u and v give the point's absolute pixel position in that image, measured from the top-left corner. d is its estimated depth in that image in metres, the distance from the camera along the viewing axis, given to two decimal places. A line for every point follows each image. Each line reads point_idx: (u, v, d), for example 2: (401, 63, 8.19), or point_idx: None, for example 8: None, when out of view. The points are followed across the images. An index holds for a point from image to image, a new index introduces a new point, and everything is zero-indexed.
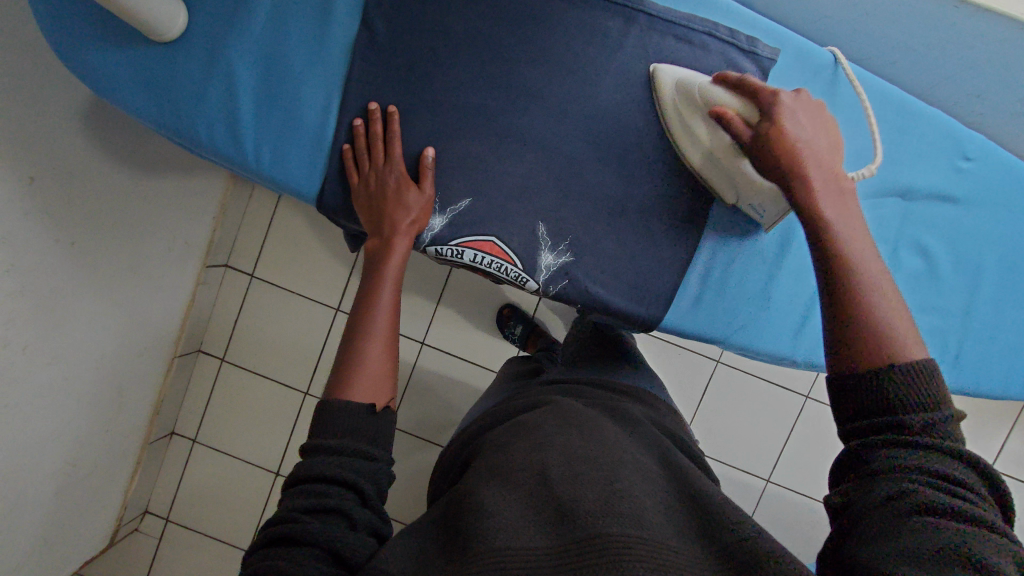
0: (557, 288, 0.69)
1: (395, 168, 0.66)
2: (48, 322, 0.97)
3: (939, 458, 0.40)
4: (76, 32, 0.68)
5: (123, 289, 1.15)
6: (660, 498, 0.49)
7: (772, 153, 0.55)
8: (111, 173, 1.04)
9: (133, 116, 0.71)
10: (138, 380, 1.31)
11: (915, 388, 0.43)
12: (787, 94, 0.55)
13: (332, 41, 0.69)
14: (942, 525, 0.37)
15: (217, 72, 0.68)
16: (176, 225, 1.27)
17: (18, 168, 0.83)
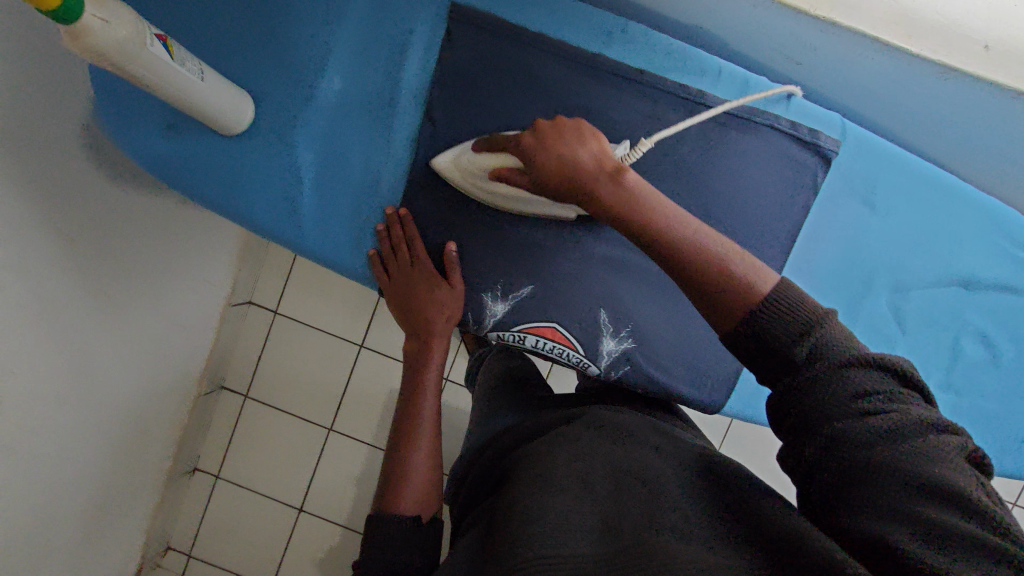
0: (619, 373, 0.69)
1: (422, 269, 0.68)
2: (86, 374, 0.97)
3: (862, 377, 0.42)
4: (143, 123, 0.68)
5: (153, 333, 1.15)
6: (699, 496, 0.46)
7: (554, 189, 0.55)
8: (147, 219, 1.03)
9: (199, 201, 0.71)
10: (164, 420, 1.30)
11: (798, 320, 0.45)
12: (529, 134, 0.56)
13: (394, 131, 0.69)
14: (897, 446, 0.39)
15: (283, 162, 0.69)
16: (204, 267, 1.27)
17: (65, 229, 0.82)
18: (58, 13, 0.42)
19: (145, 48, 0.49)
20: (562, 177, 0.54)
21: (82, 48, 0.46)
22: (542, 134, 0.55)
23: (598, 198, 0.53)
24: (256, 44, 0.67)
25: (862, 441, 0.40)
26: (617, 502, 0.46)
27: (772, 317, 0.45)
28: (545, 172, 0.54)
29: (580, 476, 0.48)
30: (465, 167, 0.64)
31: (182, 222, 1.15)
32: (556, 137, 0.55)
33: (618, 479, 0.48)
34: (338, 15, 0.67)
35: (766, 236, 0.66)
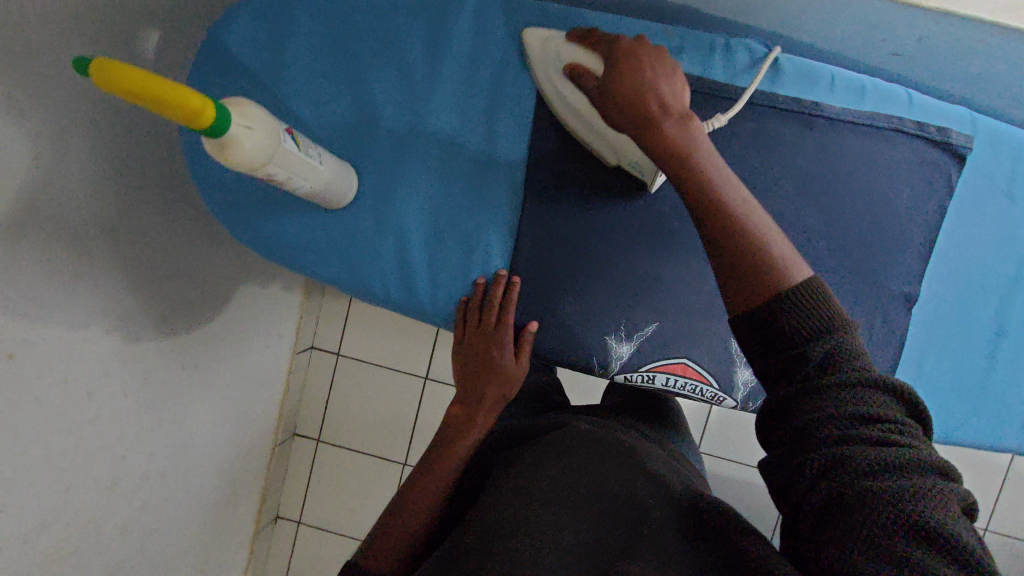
0: (757, 403, 0.68)
1: (502, 338, 0.67)
2: (167, 433, 0.99)
3: (871, 400, 0.40)
4: (251, 208, 0.69)
5: (225, 390, 1.15)
6: (681, 539, 0.45)
7: (619, 98, 0.51)
8: (217, 289, 1.07)
9: (309, 276, 0.72)
10: (248, 474, 1.32)
11: (821, 315, 0.43)
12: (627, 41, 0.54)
13: (496, 183, 0.68)
14: (892, 482, 0.37)
15: (388, 228, 0.68)
16: (267, 320, 1.27)
17: (125, 301, 0.84)
18: (211, 129, 0.43)
19: (280, 145, 0.49)
20: (637, 88, 0.51)
21: (230, 158, 0.46)
22: (643, 49, 0.53)
23: (661, 131, 0.50)
24: (352, 114, 0.67)
25: (859, 468, 0.38)
26: (600, 523, 0.47)
27: (796, 307, 0.43)
28: (622, 81, 0.51)
29: (570, 490, 0.49)
30: (554, 57, 0.62)
31: (249, 282, 1.17)
32: (654, 57, 0.52)
33: (604, 498, 0.48)
34: (431, 76, 0.67)
35: (897, 244, 0.63)
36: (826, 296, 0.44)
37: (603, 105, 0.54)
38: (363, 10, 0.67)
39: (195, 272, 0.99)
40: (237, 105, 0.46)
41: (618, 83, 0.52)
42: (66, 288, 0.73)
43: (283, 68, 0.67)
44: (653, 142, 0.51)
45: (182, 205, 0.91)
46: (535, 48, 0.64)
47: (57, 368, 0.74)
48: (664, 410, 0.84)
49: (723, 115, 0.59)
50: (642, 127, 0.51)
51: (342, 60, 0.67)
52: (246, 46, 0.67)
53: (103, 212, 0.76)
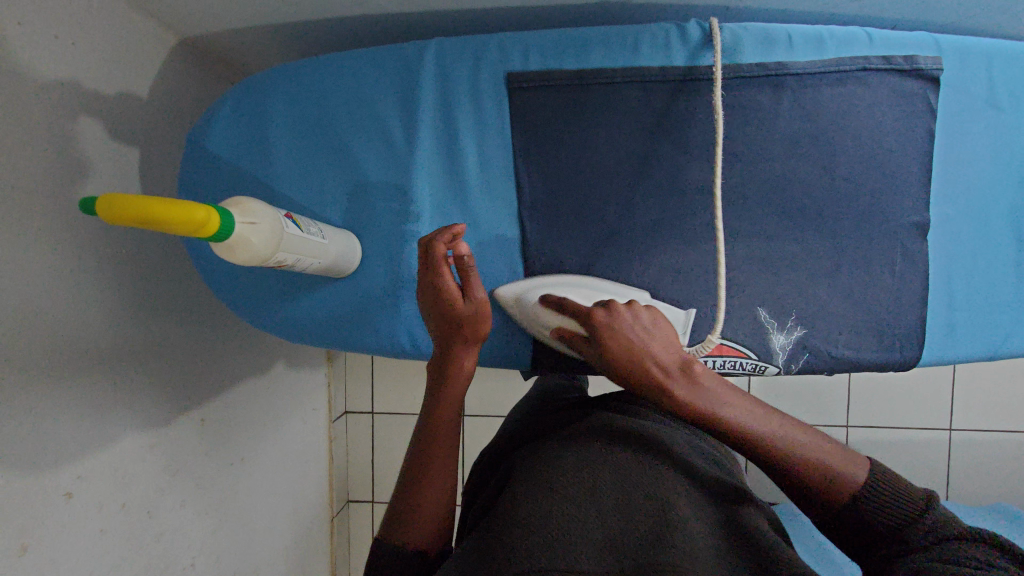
0: (800, 364, 0.67)
1: (445, 283, 0.57)
2: (228, 535, 1.00)
3: (952, 552, 0.39)
4: (266, 295, 0.71)
5: (272, 478, 1.16)
6: (707, 538, 0.45)
7: (619, 373, 0.51)
8: (247, 382, 1.08)
9: (335, 346, 0.73)
10: (313, 553, 1.31)
11: (895, 498, 0.42)
12: (604, 312, 0.53)
13: (494, 215, 0.69)
14: None
15: (401, 282, 0.69)
16: (298, 399, 1.27)
17: (161, 418, 0.85)
18: (219, 230, 0.44)
19: (285, 231, 0.50)
20: (625, 366, 0.50)
21: (241, 253, 0.47)
22: (616, 316, 0.52)
23: (671, 397, 0.49)
24: (342, 185, 0.69)
25: None
26: (623, 515, 0.46)
27: (870, 499, 0.43)
28: (609, 352, 0.51)
29: (590, 487, 0.48)
30: (530, 317, 0.64)
31: (272, 365, 1.18)
32: (630, 317, 0.52)
33: (628, 492, 0.48)
34: (408, 131, 0.68)
35: (893, 178, 0.64)
36: (898, 480, 0.44)
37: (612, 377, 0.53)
38: (331, 89, 0.70)
39: (221, 370, 1.00)
40: (238, 203, 0.47)
41: (609, 359, 0.51)
42: (108, 417, 0.75)
43: (268, 159, 0.70)
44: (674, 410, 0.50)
45: (194, 309, 0.92)
46: (511, 305, 0.66)
47: (115, 495, 0.76)
48: None
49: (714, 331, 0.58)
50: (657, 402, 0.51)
51: (320, 136, 0.69)
52: (230, 148, 0.70)
53: (124, 335, 0.78)
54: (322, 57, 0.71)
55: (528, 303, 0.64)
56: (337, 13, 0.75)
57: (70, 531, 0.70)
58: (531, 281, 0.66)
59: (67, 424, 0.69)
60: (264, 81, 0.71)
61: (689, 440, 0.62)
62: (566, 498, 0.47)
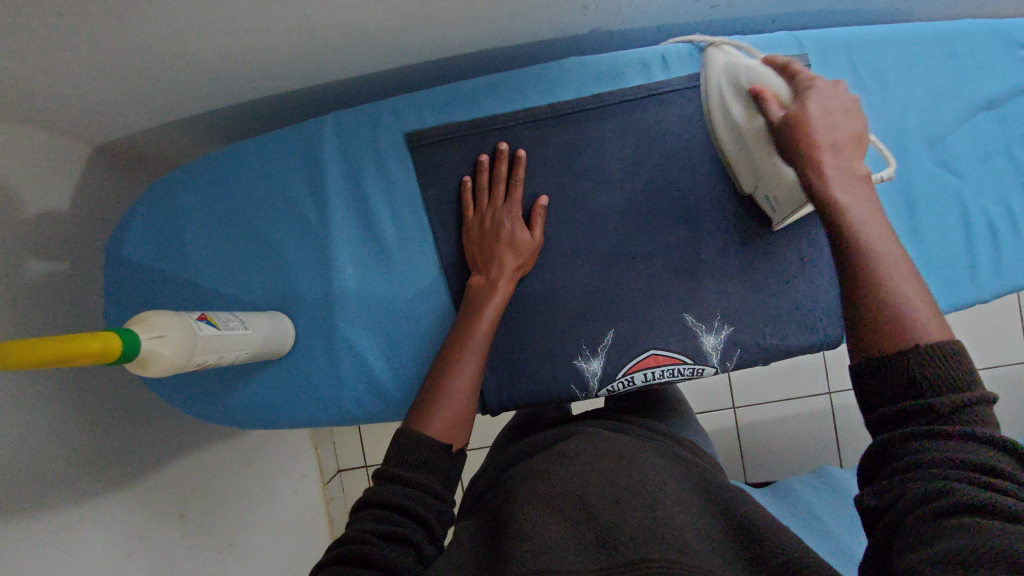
0: (735, 360, 0.69)
1: (511, 209, 0.66)
2: None
3: (974, 451, 0.38)
4: (210, 388, 0.71)
5: (269, 553, 1.15)
6: (703, 540, 0.44)
7: (792, 135, 0.53)
8: (226, 467, 1.08)
9: (285, 424, 0.73)
10: None
11: (949, 378, 0.41)
12: (828, 80, 0.56)
13: (417, 267, 0.70)
14: (998, 522, 0.34)
15: (339, 350, 0.70)
16: (287, 469, 1.28)
17: (135, 523, 0.85)
18: (124, 353, 0.45)
19: (198, 333, 0.51)
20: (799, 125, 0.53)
21: (154, 366, 0.48)
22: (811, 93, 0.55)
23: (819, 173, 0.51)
24: (264, 268, 0.70)
25: (962, 497, 0.35)
26: (613, 513, 0.46)
27: (928, 364, 0.42)
28: (802, 118, 0.53)
29: (577, 493, 0.49)
30: (734, 78, 0.62)
31: (251, 444, 1.17)
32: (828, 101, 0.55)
33: (617, 493, 0.48)
34: (320, 204, 0.70)
35: None
36: (966, 362, 0.42)
37: (775, 133, 0.56)
38: (241, 173, 0.71)
39: (196, 460, 1.00)
40: (142, 320, 0.48)
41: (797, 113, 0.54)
42: (78, 534, 0.76)
43: (190, 255, 0.71)
44: (816, 173, 0.52)
45: (156, 406, 0.92)
46: (717, 69, 0.65)
47: None
48: (653, 398, 0.86)
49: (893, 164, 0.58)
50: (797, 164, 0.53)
51: (237, 223, 0.71)
52: (152, 251, 0.71)
53: (84, 449, 0.78)
54: (226, 147, 0.72)
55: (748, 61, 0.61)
56: (238, 101, 0.76)
57: None
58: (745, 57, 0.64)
59: (34, 553, 0.69)
60: (172, 179, 0.72)
61: (689, 457, 0.63)
62: (551, 505, 0.48)
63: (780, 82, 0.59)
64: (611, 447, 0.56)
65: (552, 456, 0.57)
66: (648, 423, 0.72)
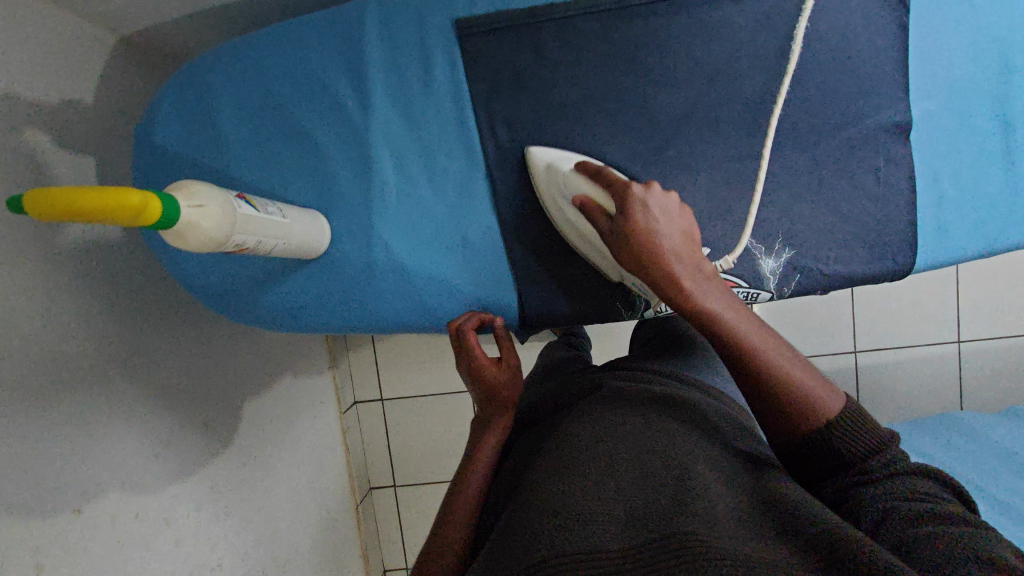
0: (794, 285, 0.65)
1: (480, 356, 0.65)
2: (244, 529, 1.02)
3: (903, 481, 0.42)
4: (240, 286, 0.68)
5: (286, 467, 1.19)
6: (739, 515, 0.40)
7: (629, 248, 0.51)
8: (250, 381, 1.09)
9: (319, 328, 0.72)
10: (331, 536, 1.37)
11: (864, 434, 0.45)
12: (637, 186, 0.52)
13: (458, 174, 0.68)
14: (942, 527, 0.36)
15: (376, 254, 0.67)
16: (301, 392, 1.30)
17: (162, 424, 0.85)
18: (162, 219, 0.42)
19: (238, 210, 0.48)
20: (637, 239, 0.50)
21: (193, 236, 0.45)
22: (653, 194, 0.52)
23: (680, 281, 0.49)
24: (302, 164, 0.67)
25: (907, 520, 0.38)
26: (640, 488, 0.43)
27: (842, 430, 0.45)
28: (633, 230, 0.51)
29: (602, 463, 0.46)
30: (558, 185, 0.62)
31: (273, 363, 1.18)
32: (657, 202, 0.52)
33: (644, 468, 0.45)
34: (361, 98, 0.66)
35: (870, 79, 0.62)
36: (867, 417, 0.46)
37: (610, 240, 0.54)
38: (275, 60, 0.66)
39: (221, 372, 1.00)
40: (183, 187, 0.45)
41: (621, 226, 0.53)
42: (109, 427, 0.75)
43: (223, 146, 0.67)
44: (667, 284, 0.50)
45: (185, 313, 0.91)
46: (542, 171, 0.64)
47: (128, 505, 0.78)
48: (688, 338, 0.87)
49: (733, 251, 0.57)
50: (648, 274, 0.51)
51: (272, 115, 0.67)
52: (180, 137, 0.67)
53: (116, 345, 0.77)
54: (260, 30, 0.67)
55: (563, 169, 0.62)
56: None
57: (85, 543, 0.71)
58: (566, 152, 0.64)
59: (71, 440, 0.70)
60: (202, 64, 0.67)
61: (730, 414, 0.58)
62: (574, 476, 0.45)
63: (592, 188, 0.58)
64: (639, 419, 0.52)
65: (575, 420, 0.54)
66: (676, 373, 0.68)
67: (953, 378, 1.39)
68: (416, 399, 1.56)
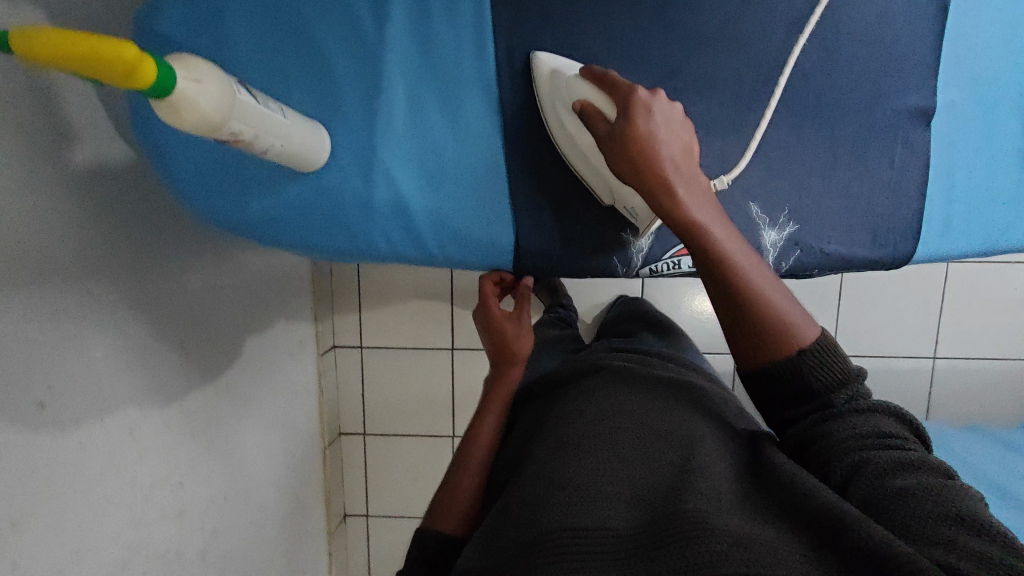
0: (791, 262, 0.64)
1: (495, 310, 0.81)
2: (211, 451, 1.01)
3: (874, 422, 0.51)
4: (227, 194, 0.64)
5: (258, 398, 1.18)
6: (735, 499, 0.47)
7: (624, 151, 0.55)
8: (231, 306, 1.07)
9: (307, 248, 0.69)
10: (296, 474, 1.37)
11: (834, 367, 0.53)
12: (641, 91, 0.56)
13: (470, 105, 0.66)
14: (917, 474, 0.45)
15: (376, 176, 0.65)
16: (281, 327, 1.28)
17: (136, 332, 0.82)
18: (156, 86, 0.40)
19: (236, 96, 0.46)
20: (638, 142, 0.54)
21: (185, 106, 0.42)
22: (656, 102, 0.55)
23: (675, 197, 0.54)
24: (306, 70, 0.63)
25: (889, 467, 0.46)
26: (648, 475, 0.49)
27: (815, 363, 0.53)
28: (634, 136, 0.54)
29: (614, 445, 0.52)
30: (561, 93, 0.62)
31: (258, 291, 1.17)
32: (661, 116, 0.55)
33: (652, 453, 0.51)
34: (379, 10, 0.62)
35: (895, 61, 0.61)
36: (835, 348, 0.54)
37: (607, 146, 0.56)
38: None
39: (202, 291, 0.97)
40: (181, 60, 0.43)
41: (622, 130, 0.55)
42: (85, 325, 0.73)
43: (224, 37, 0.62)
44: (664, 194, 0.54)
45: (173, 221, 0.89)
46: (542, 74, 0.63)
47: (93, 409, 0.75)
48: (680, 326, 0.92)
49: (727, 174, 0.59)
50: (645, 184, 0.55)
51: (283, 13, 0.62)
52: (178, 22, 0.60)
53: (94, 243, 0.73)
54: None
55: (566, 75, 0.61)
56: None
57: (50, 439, 0.68)
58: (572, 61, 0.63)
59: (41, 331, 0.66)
60: None
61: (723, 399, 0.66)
62: (591, 454, 0.51)
63: (595, 93, 0.59)
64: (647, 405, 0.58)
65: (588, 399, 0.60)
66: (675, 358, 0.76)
67: (923, 395, 1.41)
68: (396, 351, 1.56)
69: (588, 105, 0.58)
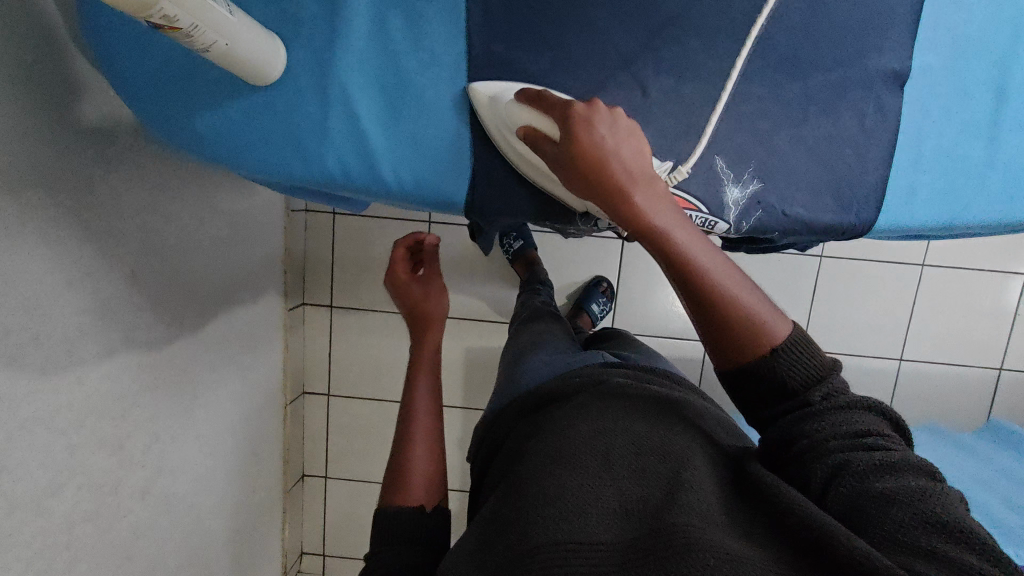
0: (752, 222, 0.63)
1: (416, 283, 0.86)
2: (160, 387, 0.98)
3: (852, 420, 0.50)
4: (178, 104, 0.61)
5: (215, 341, 1.15)
6: (725, 512, 0.46)
7: (579, 168, 0.54)
8: (191, 241, 1.03)
9: (260, 175, 0.65)
10: (253, 424, 1.35)
11: (806, 364, 0.52)
12: (579, 106, 0.54)
13: (438, 31, 0.63)
14: (896, 479, 0.44)
15: (332, 96, 0.61)
16: (246, 272, 1.25)
17: (82, 249, 0.78)
18: None
19: None
20: (587, 153, 0.52)
21: None
22: (596, 112, 0.54)
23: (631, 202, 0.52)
24: None
25: (867, 471, 0.45)
26: (637, 486, 0.48)
27: (789, 361, 0.51)
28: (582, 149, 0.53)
29: (603, 455, 0.50)
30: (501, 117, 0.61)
31: (221, 230, 1.13)
32: (606, 121, 0.54)
33: (641, 464, 0.50)
34: None
35: (874, 21, 0.60)
36: (808, 340, 0.53)
37: (563, 166, 0.56)
38: None
39: (159, 219, 0.93)
40: None
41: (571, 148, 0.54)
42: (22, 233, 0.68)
43: None
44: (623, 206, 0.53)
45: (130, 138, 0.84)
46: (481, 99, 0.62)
47: (29, 323, 0.71)
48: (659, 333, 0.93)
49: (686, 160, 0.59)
50: (604, 193, 0.53)
51: None
52: None
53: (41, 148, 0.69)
54: None
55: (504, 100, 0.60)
56: None
57: None
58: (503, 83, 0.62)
59: None
60: None
61: (709, 411, 0.65)
62: (578, 466, 0.49)
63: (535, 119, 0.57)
64: (633, 412, 0.57)
65: (574, 407, 0.59)
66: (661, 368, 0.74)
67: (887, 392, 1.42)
68: (365, 311, 1.53)
69: (532, 132, 0.57)
